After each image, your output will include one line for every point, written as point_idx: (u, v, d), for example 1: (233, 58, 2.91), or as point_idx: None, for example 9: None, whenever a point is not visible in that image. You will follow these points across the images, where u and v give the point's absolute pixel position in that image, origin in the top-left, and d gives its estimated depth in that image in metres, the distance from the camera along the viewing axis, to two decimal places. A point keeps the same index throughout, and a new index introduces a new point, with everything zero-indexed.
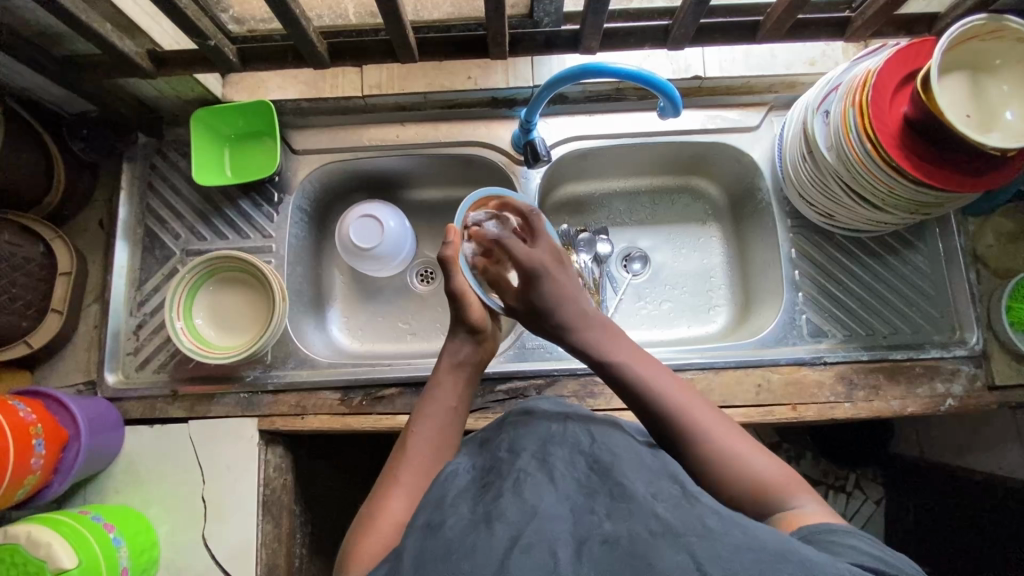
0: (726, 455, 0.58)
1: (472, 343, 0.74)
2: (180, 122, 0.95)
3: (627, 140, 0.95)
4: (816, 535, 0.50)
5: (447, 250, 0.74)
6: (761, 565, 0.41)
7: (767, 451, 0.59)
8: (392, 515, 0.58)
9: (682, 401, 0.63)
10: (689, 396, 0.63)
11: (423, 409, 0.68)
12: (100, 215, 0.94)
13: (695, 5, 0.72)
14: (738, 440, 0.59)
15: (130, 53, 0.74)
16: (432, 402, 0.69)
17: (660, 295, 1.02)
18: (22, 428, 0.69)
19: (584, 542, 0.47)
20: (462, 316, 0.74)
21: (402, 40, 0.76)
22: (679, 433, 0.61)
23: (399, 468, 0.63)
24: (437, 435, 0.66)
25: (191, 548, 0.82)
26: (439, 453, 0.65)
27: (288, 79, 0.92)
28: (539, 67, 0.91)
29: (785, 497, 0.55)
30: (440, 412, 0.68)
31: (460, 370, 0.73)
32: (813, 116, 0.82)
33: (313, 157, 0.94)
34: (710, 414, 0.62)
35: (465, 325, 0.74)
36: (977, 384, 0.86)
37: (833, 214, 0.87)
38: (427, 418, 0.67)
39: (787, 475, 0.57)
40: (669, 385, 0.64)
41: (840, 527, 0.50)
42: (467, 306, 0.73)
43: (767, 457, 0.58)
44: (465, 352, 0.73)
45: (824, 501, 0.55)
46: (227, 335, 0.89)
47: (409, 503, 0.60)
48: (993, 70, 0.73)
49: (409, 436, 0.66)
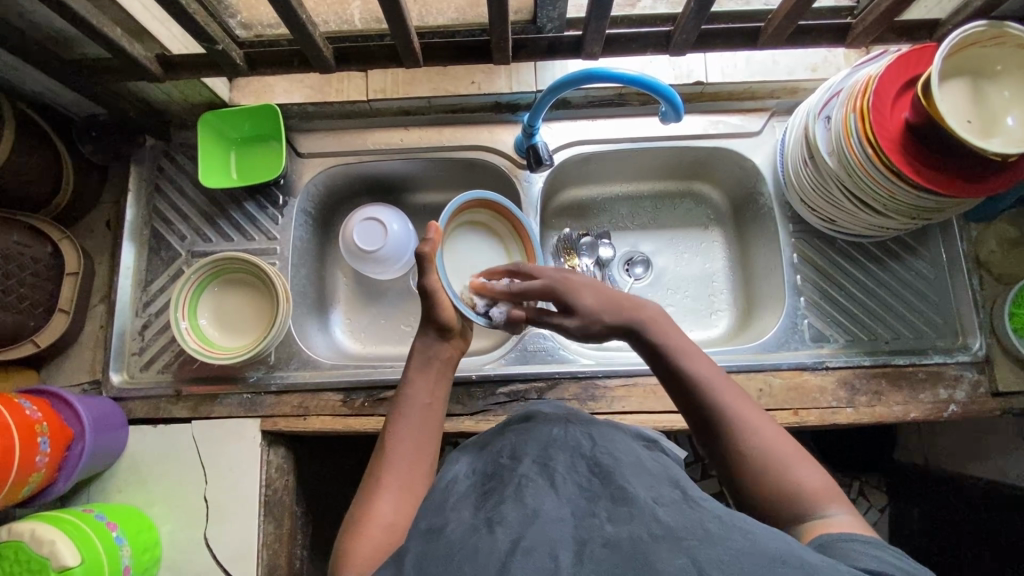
0: (760, 454, 0.58)
1: (444, 340, 0.72)
2: (187, 125, 0.96)
3: (630, 145, 0.96)
4: (837, 543, 0.50)
5: (426, 246, 0.70)
6: (760, 567, 0.42)
7: (804, 457, 0.58)
8: (380, 520, 0.57)
9: (726, 393, 0.62)
10: (733, 388, 0.63)
11: (399, 408, 0.67)
12: (108, 217, 0.95)
13: (697, 11, 0.72)
14: (776, 441, 0.58)
15: (140, 58, 0.75)
16: (406, 401, 0.68)
17: (661, 299, 1.02)
18: (28, 427, 0.69)
19: (585, 544, 0.47)
20: (431, 315, 0.70)
21: (407, 46, 0.77)
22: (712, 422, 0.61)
23: (382, 469, 0.63)
24: (417, 435, 0.65)
25: (193, 548, 0.82)
26: (419, 449, 0.65)
27: (294, 84, 0.93)
28: (543, 73, 0.92)
29: (815, 504, 0.55)
30: (417, 411, 0.67)
31: (432, 364, 0.71)
32: (815, 122, 0.82)
33: (318, 160, 0.95)
34: (751, 409, 0.61)
35: (435, 324, 0.71)
36: (981, 390, 0.86)
37: (835, 220, 0.88)
38: (405, 417, 0.66)
39: (822, 484, 0.56)
40: (715, 377, 0.63)
41: (861, 538, 0.50)
42: (438, 306, 0.70)
43: (802, 462, 0.57)
44: (433, 347, 0.72)
45: (854, 511, 0.55)
46: (230, 335, 0.90)
47: (396, 504, 0.59)
48: (994, 75, 0.74)
49: (389, 437, 0.65)
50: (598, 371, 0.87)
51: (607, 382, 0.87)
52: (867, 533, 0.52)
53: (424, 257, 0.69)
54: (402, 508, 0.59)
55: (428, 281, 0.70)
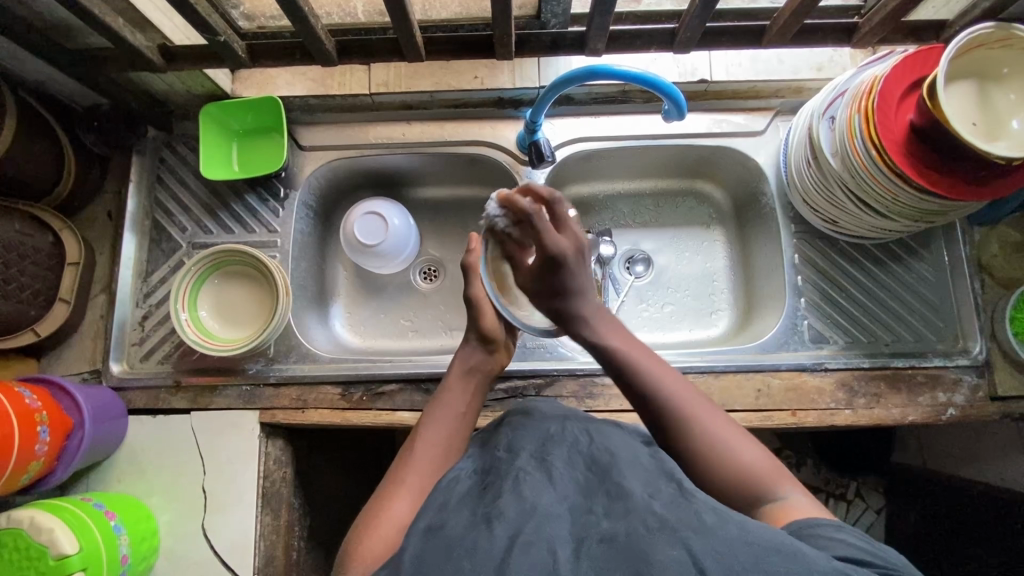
0: (704, 442, 0.59)
1: (485, 351, 0.76)
2: (189, 116, 0.96)
3: (633, 142, 0.95)
4: (806, 530, 0.50)
5: (470, 257, 0.78)
6: (755, 559, 0.42)
7: (749, 440, 0.60)
8: (396, 516, 0.58)
9: (676, 390, 0.63)
10: (684, 385, 0.64)
11: (431, 413, 0.69)
12: (109, 207, 0.95)
13: (702, 9, 0.72)
14: (723, 427, 0.60)
15: (141, 48, 0.75)
16: (439, 406, 0.70)
17: (662, 298, 1.02)
18: (28, 415, 0.70)
19: (583, 541, 0.47)
20: (475, 324, 0.76)
21: (409, 39, 0.76)
22: (664, 411, 0.62)
23: (405, 469, 0.63)
24: (446, 439, 0.67)
25: (191, 539, 0.83)
26: (446, 454, 0.66)
27: (296, 76, 0.93)
28: (547, 68, 0.92)
29: (764, 488, 0.56)
30: (449, 418, 0.69)
31: (469, 377, 0.74)
32: (819, 122, 0.82)
33: (319, 153, 0.95)
34: (697, 400, 0.63)
35: (479, 334, 0.76)
36: (979, 394, 0.86)
37: (838, 221, 0.87)
38: (436, 421, 0.68)
39: (768, 465, 0.58)
40: (666, 374, 0.65)
41: (828, 522, 0.51)
42: (482, 315, 0.76)
43: (749, 445, 0.59)
44: (476, 358, 0.75)
45: (804, 488, 0.57)
46: (230, 327, 0.90)
47: (414, 503, 0.60)
48: (1000, 78, 0.73)
49: (418, 438, 0.66)
50: (596, 369, 0.87)
51: (605, 380, 0.87)
52: (823, 515, 0.53)
53: (469, 265, 0.77)
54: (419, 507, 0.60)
55: (472, 289, 0.77)
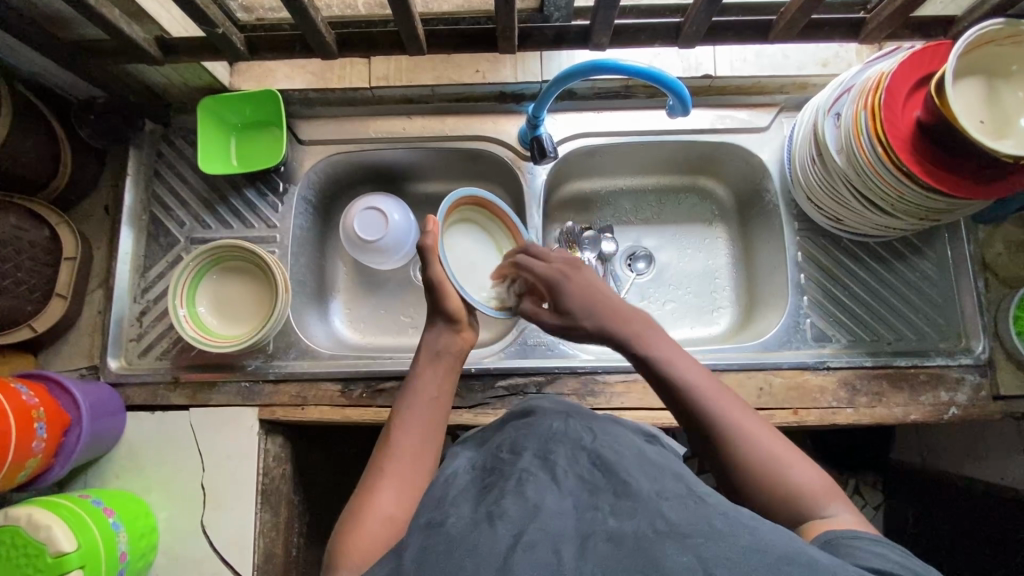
0: (754, 460, 0.57)
1: (451, 332, 0.72)
2: (187, 110, 0.95)
3: (636, 138, 0.94)
4: (841, 540, 0.50)
5: (428, 239, 0.72)
6: (765, 564, 0.41)
7: (799, 457, 0.58)
8: (380, 509, 0.57)
9: (723, 406, 0.61)
10: (730, 399, 0.62)
11: (405, 399, 0.67)
12: (106, 201, 0.94)
13: (707, 3, 0.70)
14: (772, 442, 0.58)
15: (138, 40, 0.74)
16: (412, 392, 0.68)
17: (663, 295, 1.02)
18: (25, 412, 0.69)
19: (588, 538, 0.47)
20: (436, 304, 0.72)
21: (411, 33, 0.75)
22: (711, 428, 0.60)
23: (384, 461, 0.62)
24: (422, 426, 0.65)
25: (189, 535, 0.83)
26: (424, 441, 0.64)
27: (295, 68, 0.92)
28: (549, 62, 0.91)
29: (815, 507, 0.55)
30: (423, 403, 0.67)
31: (439, 359, 0.71)
32: (824, 118, 0.81)
33: (319, 147, 0.94)
34: (745, 414, 0.61)
35: (443, 314, 0.72)
36: (982, 394, 0.86)
37: (842, 218, 0.86)
38: (410, 407, 0.66)
39: (817, 482, 0.56)
40: (713, 389, 0.62)
41: (865, 535, 0.51)
42: (445, 297, 0.72)
43: (799, 461, 0.57)
44: (444, 340, 0.72)
45: (852, 505, 0.55)
46: (227, 323, 0.89)
47: (397, 495, 0.59)
48: (1009, 76, 0.72)
49: (395, 427, 0.65)
50: (597, 367, 0.87)
51: (606, 378, 0.87)
52: (869, 530, 0.52)
53: (425, 250, 0.72)
54: (403, 499, 0.59)
55: (431, 273, 0.72)
